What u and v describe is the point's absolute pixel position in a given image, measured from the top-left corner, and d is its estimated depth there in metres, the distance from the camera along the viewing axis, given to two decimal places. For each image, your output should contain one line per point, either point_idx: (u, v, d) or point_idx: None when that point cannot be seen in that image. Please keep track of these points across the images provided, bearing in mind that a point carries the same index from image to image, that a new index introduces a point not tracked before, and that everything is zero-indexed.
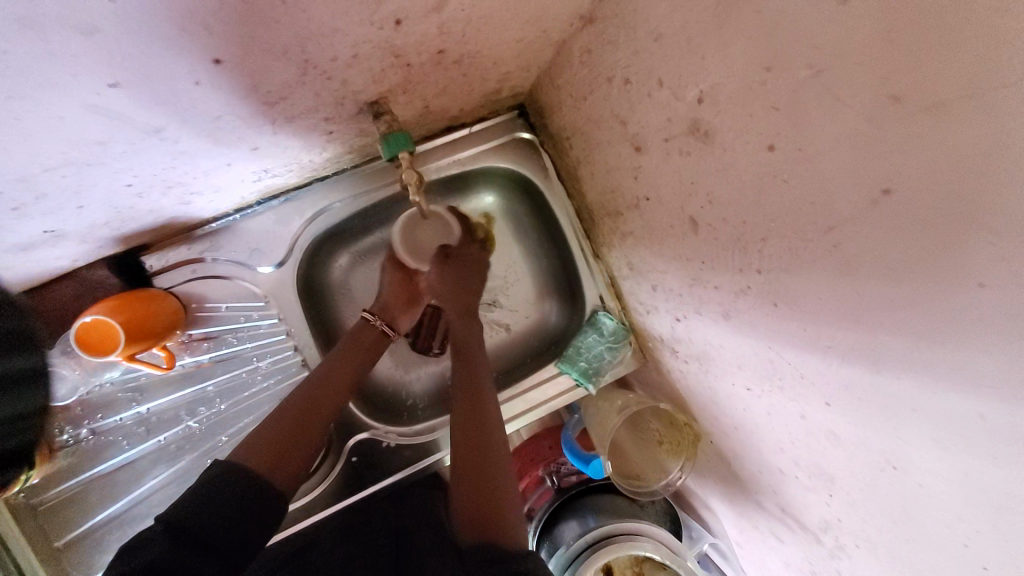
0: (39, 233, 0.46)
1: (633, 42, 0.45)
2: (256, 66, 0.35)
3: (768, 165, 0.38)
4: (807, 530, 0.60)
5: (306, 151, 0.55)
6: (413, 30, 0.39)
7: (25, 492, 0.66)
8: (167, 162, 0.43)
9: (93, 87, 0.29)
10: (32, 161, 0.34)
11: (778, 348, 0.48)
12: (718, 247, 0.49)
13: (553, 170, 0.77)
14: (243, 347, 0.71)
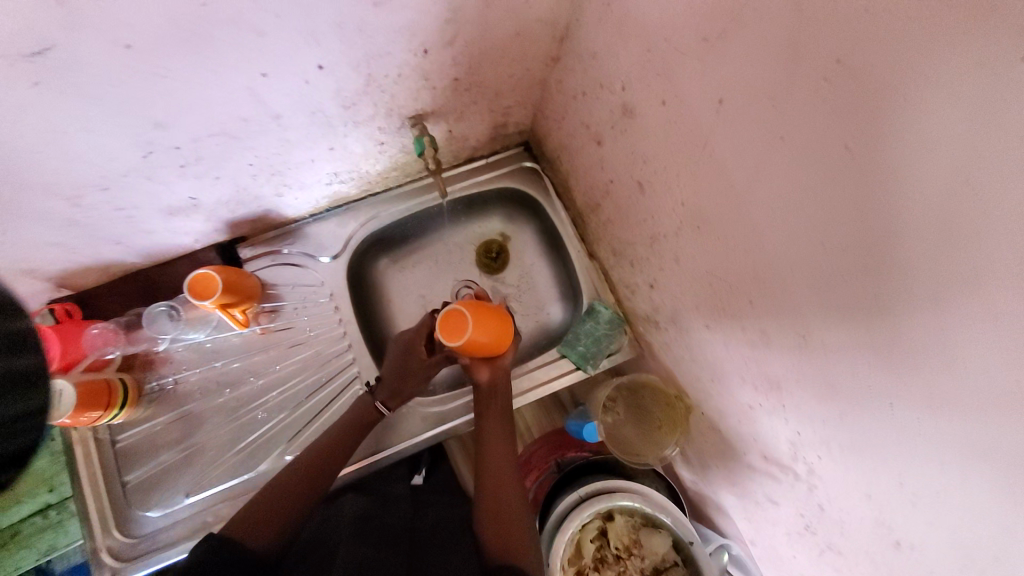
0: (186, 199, 0.70)
1: (582, 64, 0.66)
2: (337, 74, 0.59)
3: (666, 115, 0.55)
4: (787, 471, 0.63)
5: (363, 157, 0.78)
6: (435, 58, 0.63)
7: (113, 429, 0.82)
8: (276, 148, 0.67)
9: (254, 73, 0.53)
10: (203, 126, 0.58)
11: (712, 267, 0.59)
12: (657, 198, 0.63)
13: (552, 190, 0.96)
14: (300, 320, 0.89)
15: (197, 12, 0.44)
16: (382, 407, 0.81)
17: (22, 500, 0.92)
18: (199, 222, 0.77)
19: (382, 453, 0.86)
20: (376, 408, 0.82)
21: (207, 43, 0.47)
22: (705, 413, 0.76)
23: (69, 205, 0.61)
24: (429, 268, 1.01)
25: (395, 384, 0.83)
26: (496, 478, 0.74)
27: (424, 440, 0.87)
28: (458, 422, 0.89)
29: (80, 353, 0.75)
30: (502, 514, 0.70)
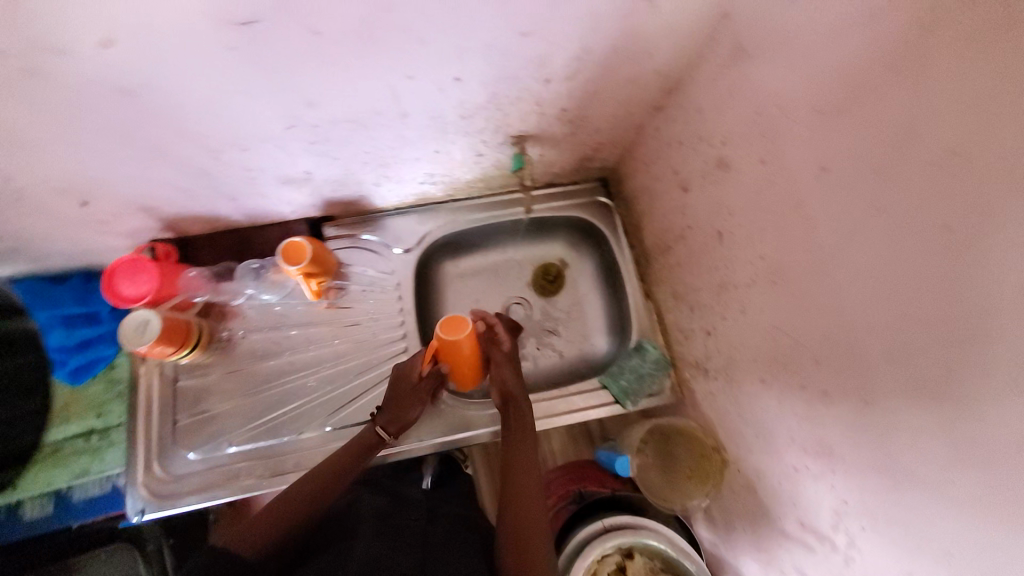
0: (302, 172, 0.77)
1: (685, 116, 0.72)
2: (468, 87, 0.66)
3: (764, 173, 0.59)
4: (823, 541, 0.62)
5: (461, 163, 0.84)
6: (555, 88, 0.70)
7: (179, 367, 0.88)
8: (393, 141, 0.74)
9: (403, 74, 0.60)
10: (343, 112, 0.65)
11: (781, 323, 0.61)
12: (737, 249, 0.66)
13: (620, 227, 1.01)
14: (365, 302, 0.95)
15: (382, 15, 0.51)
16: (383, 431, 0.81)
17: (70, 419, 0.96)
18: (303, 194, 0.84)
19: (400, 452, 0.90)
20: (375, 432, 0.82)
21: (378, 42, 0.55)
22: (742, 470, 0.76)
23: (208, 157, 0.68)
24: (489, 278, 1.07)
25: (394, 409, 0.82)
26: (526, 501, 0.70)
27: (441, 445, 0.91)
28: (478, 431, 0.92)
29: (172, 290, 0.82)
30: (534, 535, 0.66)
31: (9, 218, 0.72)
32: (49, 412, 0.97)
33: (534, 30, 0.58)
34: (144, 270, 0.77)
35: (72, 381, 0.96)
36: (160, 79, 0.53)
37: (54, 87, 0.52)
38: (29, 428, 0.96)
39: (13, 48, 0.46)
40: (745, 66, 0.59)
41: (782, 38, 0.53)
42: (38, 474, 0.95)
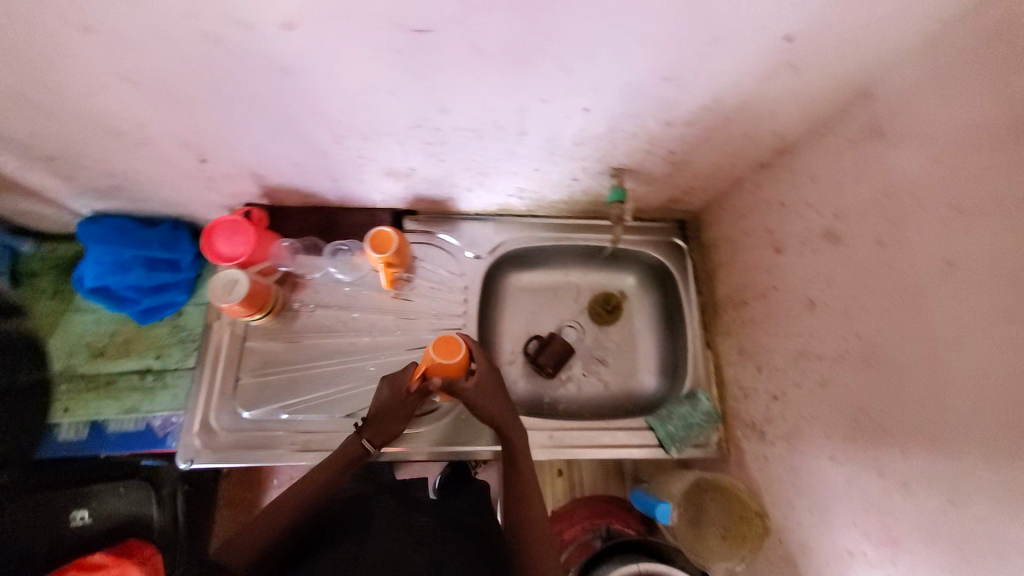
0: (407, 167, 0.80)
1: (795, 179, 0.72)
2: (593, 118, 0.67)
3: (879, 255, 0.59)
4: None
5: (555, 184, 0.86)
6: (672, 131, 0.71)
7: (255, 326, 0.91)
8: (503, 154, 0.76)
9: (536, 98, 0.63)
10: (471, 122, 0.68)
11: (866, 406, 0.61)
12: (828, 321, 0.66)
13: (688, 270, 1.00)
14: (434, 299, 0.97)
15: (547, 44, 0.54)
16: (370, 445, 0.81)
17: (130, 355, 1.00)
18: (399, 186, 0.87)
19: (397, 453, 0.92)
20: (362, 445, 0.82)
21: (530, 67, 0.57)
22: (784, 541, 0.75)
23: (330, 140, 0.71)
24: (550, 298, 1.09)
25: (383, 423, 0.83)
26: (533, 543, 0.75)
27: (437, 455, 0.91)
28: (479, 446, 0.93)
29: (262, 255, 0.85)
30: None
31: (135, 160, 0.76)
32: (113, 344, 1.01)
33: (676, 76, 0.60)
34: (241, 233, 0.81)
35: (140, 320, 1.00)
36: (320, 67, 0.56)
37: (224, 56, 0.54)
38: (92, 356, 1.00)
39: (209, 19, 0.49)
40: (880, 145, 0.60)
41: (930, 129, 0.53)
42: (90, 402, 0.98)
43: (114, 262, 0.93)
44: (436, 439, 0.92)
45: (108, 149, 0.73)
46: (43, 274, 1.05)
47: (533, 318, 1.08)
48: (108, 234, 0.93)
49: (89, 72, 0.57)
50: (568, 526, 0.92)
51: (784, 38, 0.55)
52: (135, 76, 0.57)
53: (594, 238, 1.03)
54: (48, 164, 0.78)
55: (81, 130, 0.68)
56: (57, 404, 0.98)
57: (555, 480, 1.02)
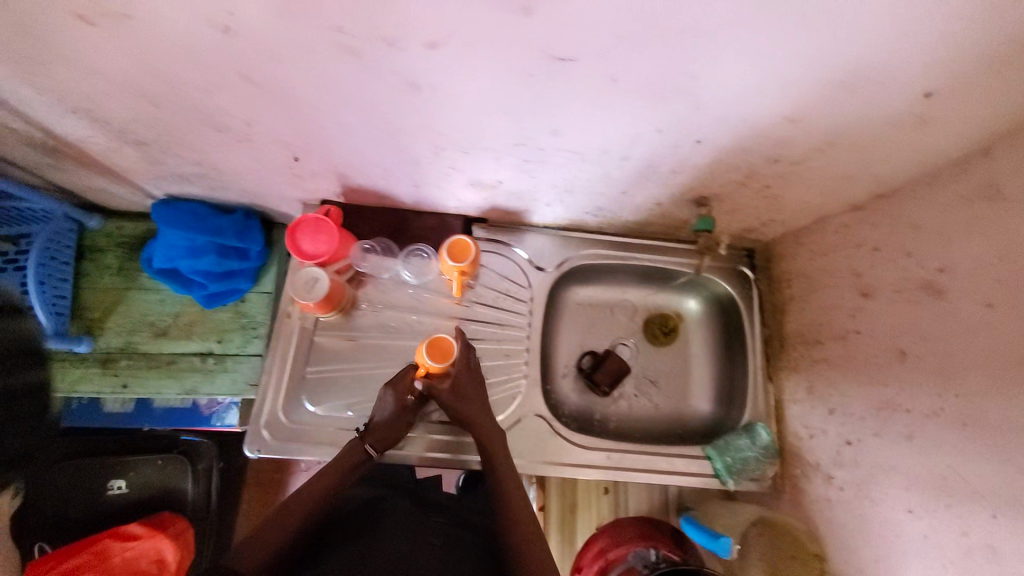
0: (495, 180, 0.80)
1: (892, 227, 0.72)
2: (701, 150, 0.67)
3: (988, 317, 0.59)
4: None
5: (636, 206, 0.86)
6: (773, 168, 0.70)
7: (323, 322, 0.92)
8: (595, 175, 0.76)
9: (654, 129, 0.62)
10: (578, 147, 0.68)
11: (958, 465, 0.60)
12: (922, 375, 0.66)
13: (756, 300, 0.99)
14: (499, 309, 0.96)
15: (684, 81, 0.54)
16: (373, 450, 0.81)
17: (192, 337, 1.02)
18: (480, 195, 0.87)
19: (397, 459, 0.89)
20: (364, 450, 0.81)
21: (658, 100, 0.57)
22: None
23: (429, 151, 0.71)
24: (608, 315, 1.09)
25: (387, 430, 0.83)
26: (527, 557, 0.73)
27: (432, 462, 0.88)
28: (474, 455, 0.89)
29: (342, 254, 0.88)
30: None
31: (228, 152, 0.77)
32: (176, 325, 1.02)
33: (802, 117, 0.59)
34: (324, 232, 0.84)
35: (206, 305, 1.01)
36: (449, 86, 0.56)
37: (358, 66, 0.54)
38: (154, 335, 1.02)
39: (360, 35, 0.50)
40: (996, 207, 0.59)
41: None
42: (150, 380, 1.00)
43: (187, 246, 0.95)
44: (431, 444, 0.88)
45: (206, 140, 0.74)
46: (109, 250, 1.06)
47: (589, 334, 1.08)
48: (183, 219, 0.95)
49: (219, 74, 0.57)
50: (612, 546, 0.93)
51: (922, 96, 0.54)
52: (259, 78, 0.57)
53: (659, 259, 1.02)
54: (141, 148, 0.78)
55: (187, 122, 0.69)
56: (117, 379, 1.00)
57: (601, 497, 1.04)
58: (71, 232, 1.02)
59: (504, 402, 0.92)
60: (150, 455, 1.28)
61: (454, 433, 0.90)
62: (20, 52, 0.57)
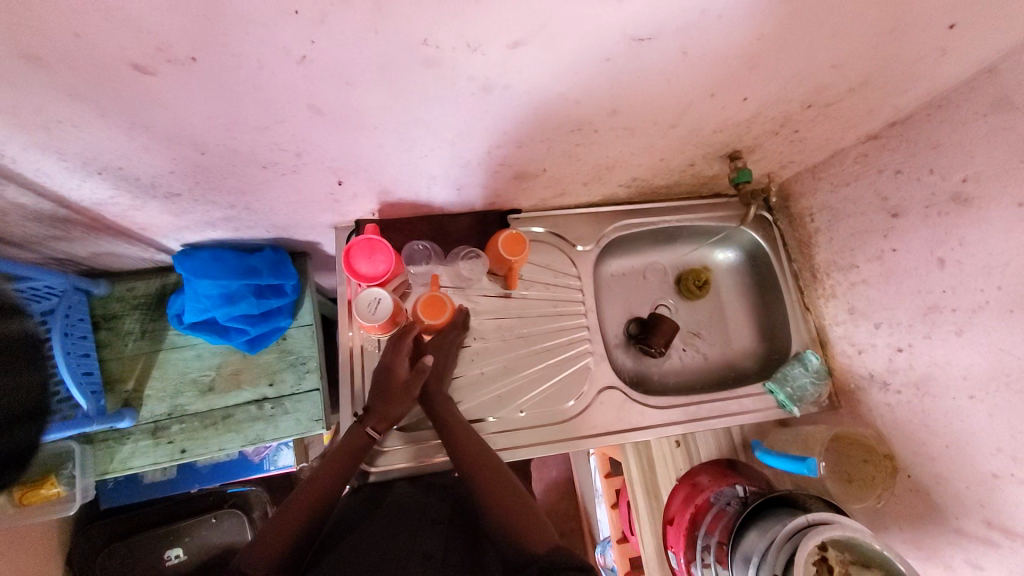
0: (539, 169, 0.82)
1: (912, 149, 0.79)
2: (746, 106, 0.70)
3: (1019, 214, 0.66)
4: (1014, 540, 0.68)
5: (671, 170, 0.89)
6: (805, 114, 0.75)
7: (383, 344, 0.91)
8: (638, 147, 0.79)
9: (706, 93, 0.66)
10: (632, 122, 0.70)
11: (1011, 348, 0.68)
12: (961, 276, 0.74)
13: (779, 239, 1.06)
14: (553, 297, 1.00)
15: (749, 42, 0.56)
16: (374, 432, 0.83)
17: (243, 386, 0.99)
18: (519, 186, 0.88)
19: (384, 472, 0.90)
20: (366, 433, 0.84)
21: (717, 64, 0.60)
22: (915, 477, 0.82)
23: (482, 151, 0.73)
24: (643, 280, 1.13)
25: (382, 402, 0.85)
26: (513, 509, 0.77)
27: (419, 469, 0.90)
28: None
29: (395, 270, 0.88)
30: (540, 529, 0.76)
31: (267, 187, 0.74)
32: (221, 378, 0.99)
33: (843, 63, 0.64)
34: (380, 251, 0.84)
35: (249, 350, 0.97)
36: (518, 82, 0.57)
37: (432, 78, 0.54)
38: (202, 393, 0.98)
39: (443, 43, 0.49)
40: (1011, 116, 0.67)
41: None
42: (210, 438, 0.96)
43: (220, 294, 0.90)
44: (422, 452, 0.90)
45: (246, 180, 0.71)
46: (126, 314, 1.00)
47: (630, 302, 1.12)
48: (206, 265, 0.89)
49: (280, 105, 0.56)
50: (697, 493, 1.00)
51: (948, 28, 0.60)
52: (324, 105, 0.57)
53: (685, 217, 1.07)
54: (169, 200, 0.75)
55: (231, 163, 0.67)
56: (173, 446, 0.96)
57: (673, 450, 1.13)
58: (82, 303, 0.95)
59: (577, 383, 0.97)
60: (204, 514, 1.23)
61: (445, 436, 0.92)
62: (53, 116, 0.53)
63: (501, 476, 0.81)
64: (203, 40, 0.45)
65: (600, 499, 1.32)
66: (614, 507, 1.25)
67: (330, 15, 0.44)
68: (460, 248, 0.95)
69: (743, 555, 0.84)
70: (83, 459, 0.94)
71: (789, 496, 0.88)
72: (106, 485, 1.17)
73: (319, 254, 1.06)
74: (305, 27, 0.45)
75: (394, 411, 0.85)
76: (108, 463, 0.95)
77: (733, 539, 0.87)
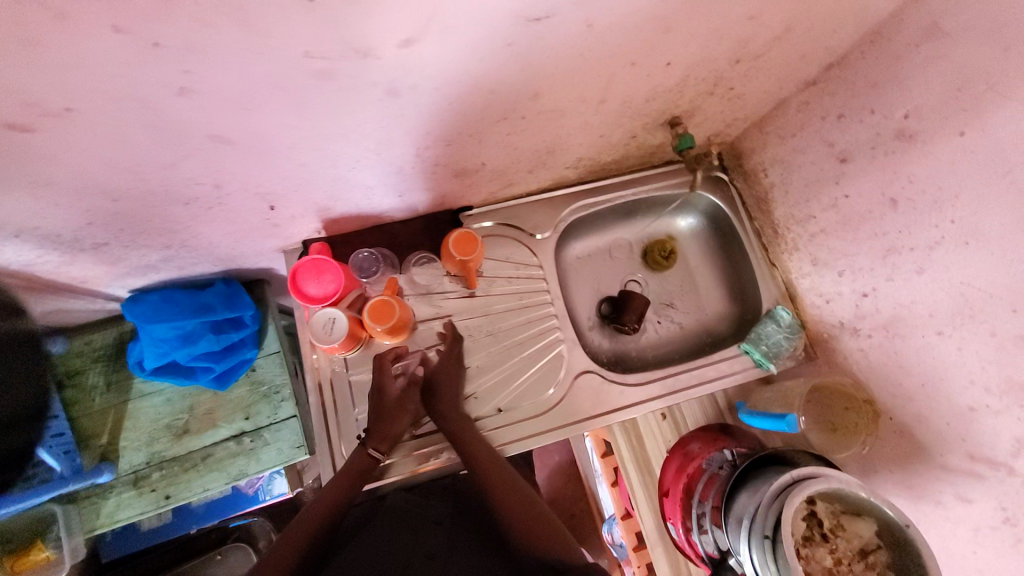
0: (478, 164, 0.79)
1: (851, 89, 0.78)
2: (673, 70, 0.68)
3: (961, 143, 0.65)
4: (997, 470, 0.67)
5: (614, 144, 0.87)
6: (738, 69, 0.73)
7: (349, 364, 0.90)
8: (575, 128, 0.77)
9: (629, 63, 0.63)
10: (560, 102, 0.68)
11: (972, 280, 0.67)
12: (916, 215, 0.72)
13: (737, 197, 1.05)
14: (517, 289, 0.98)
15: (660, 6, 0.54)
16: (376, 453, 0.81)
17: (218, 424, 0.97)
18: (463, 183, 0.85)
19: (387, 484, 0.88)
20: (369, 455, 0.82)
21: (632, 32, 0.57)
22: (896, 418, 0.82)
23: (411, 155, 0.70)
24: (609, 258, 1.12)
25: (375, 422, 0.83)
26: (523, 509, 0.77)
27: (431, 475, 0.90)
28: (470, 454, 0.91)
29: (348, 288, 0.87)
30: (551, 524, 0.76)
31: (200, 222, 0.72)
32: (195, 419, 0.97)
33: (762, 12, 0.62)
34: (327, 270, 0.83)
35: (218, 388, 0.96)
36: (427, 81, 0.55)
37: (333, 90, 0.52)
38: (177, 437, 0.97)
39: (332, 53, 0.46)
40: (942, 44, 0.65)
41: (996, 22, 0.58)
42: (192, 481, 0.95)
43: (177, 334, 0.89)
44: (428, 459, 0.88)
45: (174, 219, 0.69)
46: (89, 368, 0.98)
47: (599, 283, 1.11)
48: (159, 309, 0.88)
49: (182, 140, 0.53)
50: (687, 463, 1.01)
51: None
52: (229, 135, 0.54)
53: (640, 187, 1.05)
54: (99, 250, 0.72)
55: (150, 204, 0.64)
56: (157, 493, 0.95)
57: (660, 422, 1.13)
58: None
59: (553, 372, 0.96)
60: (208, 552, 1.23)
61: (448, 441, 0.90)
62: None
63: (509, 481, 0.81)
64: (74, 87, 0.43)
65: (599, 479, 1.32)
66: (614, 484, 1.19)
67: (203, 45, 0.41)
68: (413, 256, 0.94)
69: (733, 520, 0.84)
70: (67, 520, 0.93)
71: (778, 453, 0.89)
72: (103, 539, 1.17)
73: (277, 279, 1.04)
74: (175, 59, 0.42)
75: (394, 428, 0.84)
76: (96, 519, 0.94)
77: (726, 505, 0.87)
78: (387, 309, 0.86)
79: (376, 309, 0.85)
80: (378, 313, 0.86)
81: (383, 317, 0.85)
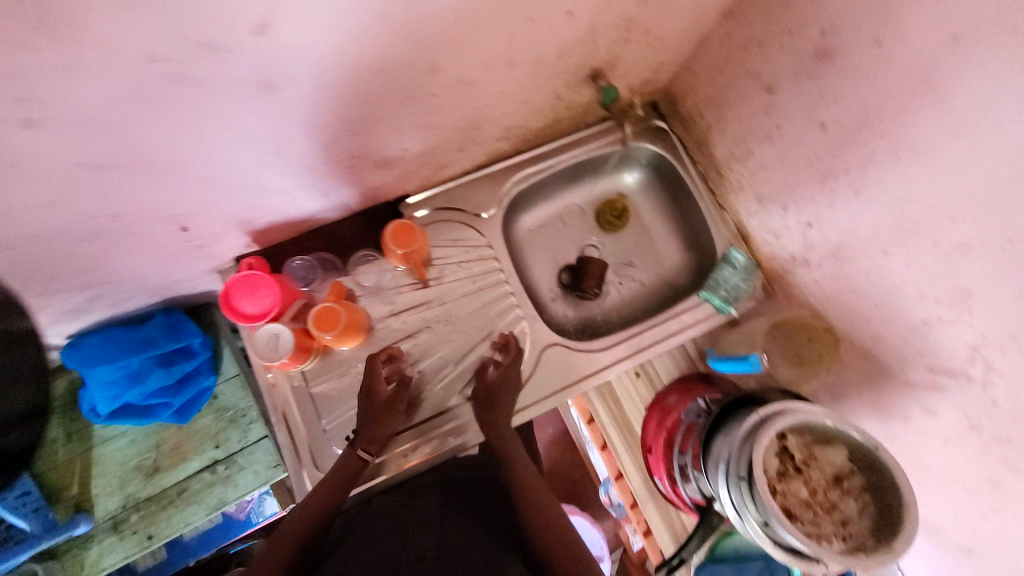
0: (399, 150, 0.76)
1: (766, 15, 0.75)
2: (577, 20, 0.65)
3: (878, 53, 0.63)
4: (955, 376, 0.68)
5: (540, 108, 0.84)
6: (648, 10, 0.70)
7: (307, 376, 0.88)
8: (491, 97, 0.73)
9: (526, 18, 0.60)
10: (464, 72, 0.64)
11: (908, 192, 0.66)
12: (848, 135, 0.71)
13: (678, 144, 1.02)
14: (468, 273, 0.96)
15: None
16: (366, 455, 0.80)
17: (189, 456, 0.95)
18: (390, 173, 0.82)
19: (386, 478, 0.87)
20: (358, 457, 0.81)
21: None
22: (856, 340, 0.82)
23: (322, 150, 0.67)
24: (561, 227, 1.09)
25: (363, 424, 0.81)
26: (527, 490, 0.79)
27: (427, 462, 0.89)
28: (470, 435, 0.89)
29: (288, 298, 0.84)
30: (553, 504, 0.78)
31: (113, 255, 0.68)
32: (163, 455, 0.95)
33: None
34: (261, 285, 0.80)
35: (180, 421, 0.93)
36: (306, 68, 0.51)
37: (201, 93, 0.48)
38: (148, 476, 0.95)
39: (180, 53, 0.43)
40: None
41: None
42: (173, 517, 0.93)
43: (123, 374, 0.86)
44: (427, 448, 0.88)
45: (83, 257, 0.65)
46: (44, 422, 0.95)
47: (556, 253, 1.09)
48: (99, 351, 0.85)
49: (53, 171, 0.49)
50: (667, 417, 1.01)
51: None
52: (102, 159, 0.51)
53: (580, 149, 1.02)
54: (12, 301, 0.68)
55: (47, 247, 0.60)
56: (139, 535, 0.93)
57: (636, 382, 1.13)
58: None
59: None
60: None
61: (443, 425, 0.89)
62: None
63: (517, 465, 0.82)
64: None
65: (591, 446, 1.33)
66: (603, 448, 1.16)
67: (24, 66, 0.38)
68: (355, 256, 0.91)
69: (711, 467, 0.83)
70: None
71: (753, 395, 0.89)
72: None
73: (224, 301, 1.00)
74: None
75: (382, 429, 0.81)
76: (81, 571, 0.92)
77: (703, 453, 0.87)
78: (331, 315, 0.83)
79: (321, 316, 0.83)
80: (324, 319, 0.83)
81: (328, 324, 0.83)
